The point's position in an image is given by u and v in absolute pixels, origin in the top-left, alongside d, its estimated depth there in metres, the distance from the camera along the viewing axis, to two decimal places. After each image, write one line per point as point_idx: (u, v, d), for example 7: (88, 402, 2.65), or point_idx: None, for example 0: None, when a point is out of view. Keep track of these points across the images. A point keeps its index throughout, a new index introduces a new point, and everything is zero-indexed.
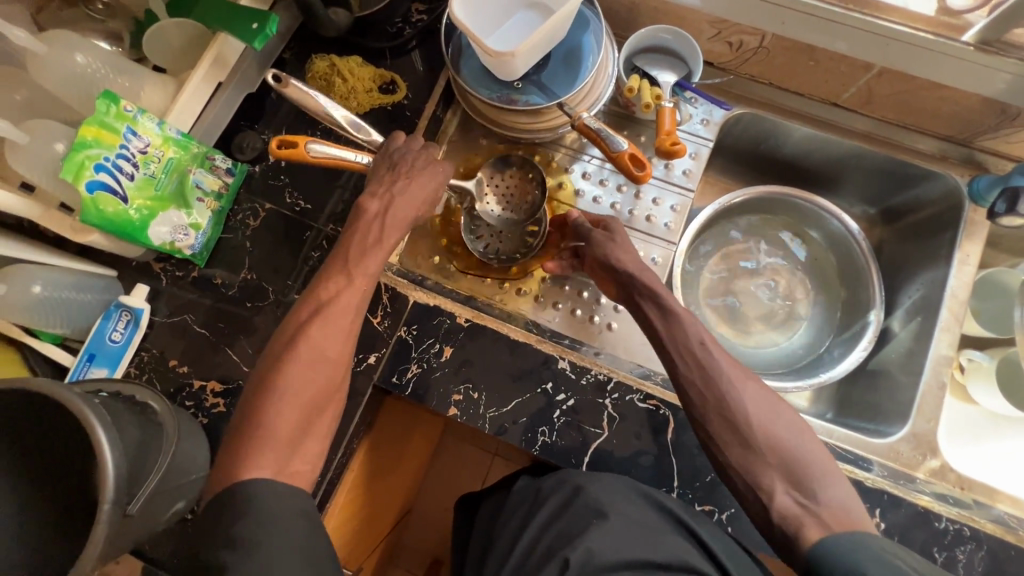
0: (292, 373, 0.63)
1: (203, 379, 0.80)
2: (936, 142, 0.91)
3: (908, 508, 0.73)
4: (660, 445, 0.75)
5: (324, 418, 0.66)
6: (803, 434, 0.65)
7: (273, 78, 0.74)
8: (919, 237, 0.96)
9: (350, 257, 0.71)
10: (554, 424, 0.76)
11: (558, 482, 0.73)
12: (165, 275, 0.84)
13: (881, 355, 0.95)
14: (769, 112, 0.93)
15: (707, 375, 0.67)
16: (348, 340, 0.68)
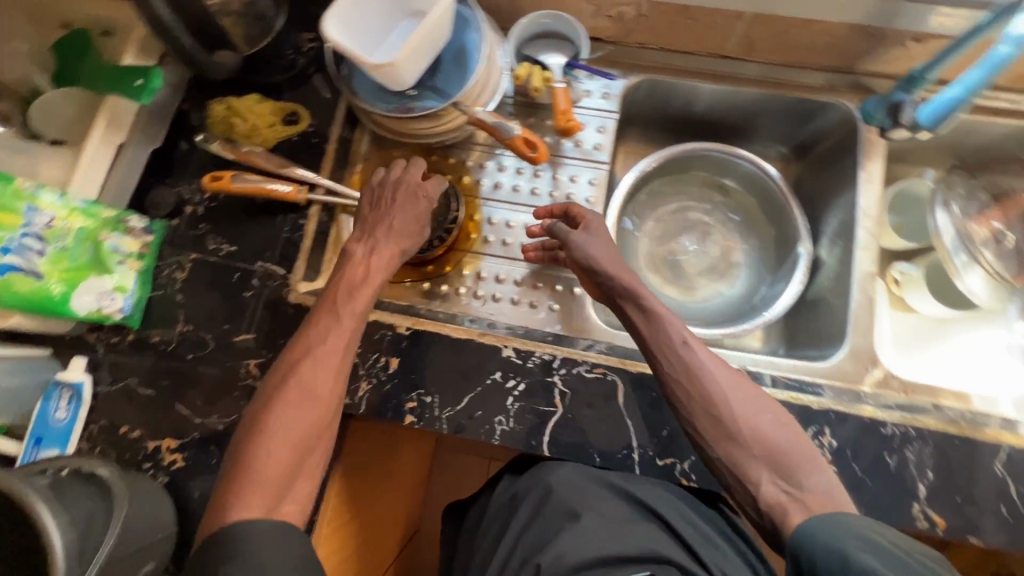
0: (285, 412, 0.66)
1: (158, 440, 0.79)
2: (825, 73, 0.95)
3: (855, 421, 0.77)
4: (615, 410, 0.77)
5: (315, 458, 0.66)
6: (786, 426, 0.67)
7: (201, 139, 0.86)
8: (829, 166, 1.00)
9: (339, 296, 0.73)
10: (510, 410, 0.77)
11: (539, 486, 0.78)
12: (103, 345, 0.83)
13: (816, 283, 0.99)
14: (665, 74, 0.97)
15: (691, 369, 0.69)
16: (340, 378, 0.69)
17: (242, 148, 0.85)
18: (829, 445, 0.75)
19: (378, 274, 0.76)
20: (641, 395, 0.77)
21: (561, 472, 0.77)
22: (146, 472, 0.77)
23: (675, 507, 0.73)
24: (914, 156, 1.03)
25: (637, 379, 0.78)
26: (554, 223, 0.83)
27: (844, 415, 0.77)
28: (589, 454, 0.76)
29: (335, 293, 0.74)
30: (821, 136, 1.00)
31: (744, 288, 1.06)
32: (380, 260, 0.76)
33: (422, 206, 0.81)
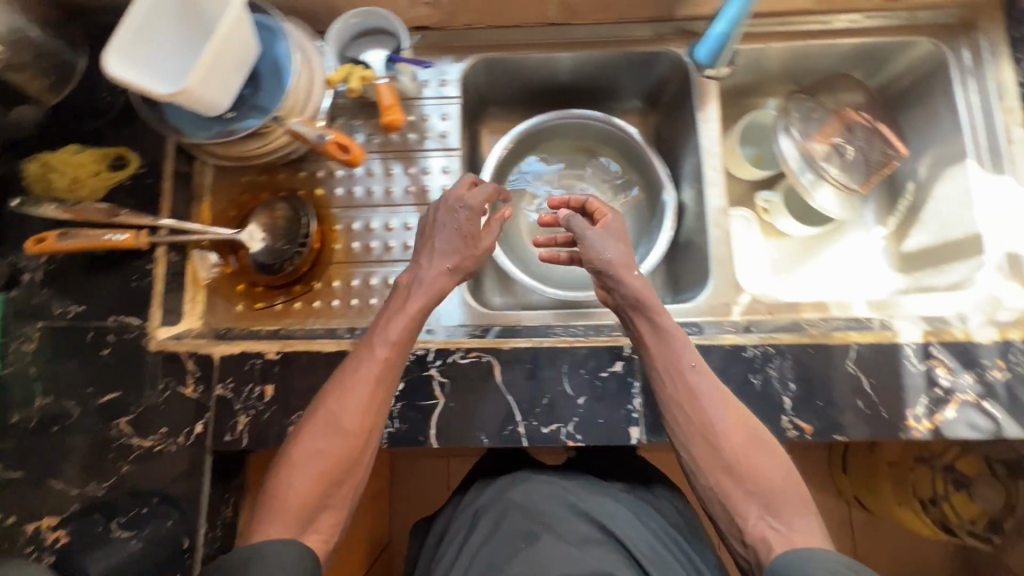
0: (313, 445, 0.67)
1: (23, 529, 0.73)
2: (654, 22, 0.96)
3: (720, 351, 0.80)
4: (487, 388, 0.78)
5: (345, 487, 0.67)
6: (788, 470, 0.68)
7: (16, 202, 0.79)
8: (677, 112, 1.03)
9: (374, 339, 0.71)
10: (393, 413, 0.77)
11: (481, 515, 0.83)
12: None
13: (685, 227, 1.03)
14: (500, 54, 0.98)
15: (695, 396, 0.71)
16: (373, 413, 0.69)
17: (66, 203, 0.80)
18: None
19: (412, 304, 0.73)
20: (517, 369, 0.79)
21: (511, 494, 0.83)
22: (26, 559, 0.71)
23: (611, 509, 0.81)
24: (755, 89, 1.08)
25: (512, 355, 0.80)
26: (569, 216, 0.79)
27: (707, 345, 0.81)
28: (474, 434, 0.78)
29: (376, 325, 0.72)
30: (666, 85, 1.03)
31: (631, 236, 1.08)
32: (408, 307, 0.72)
33: (479, 226, 0.76)
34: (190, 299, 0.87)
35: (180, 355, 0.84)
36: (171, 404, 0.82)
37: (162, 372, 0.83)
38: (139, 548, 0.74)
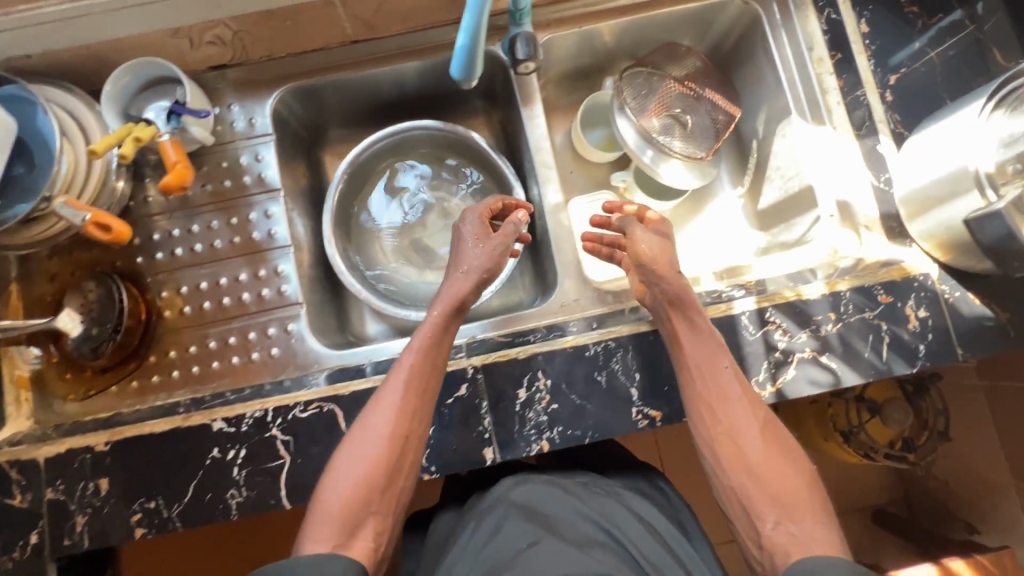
0: (361, 451, 0.64)
1: (46, 465, 0.70)
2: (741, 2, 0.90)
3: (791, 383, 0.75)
4: (542, 385, 0.73)
5: (393, 490, 0.64)
6: (812, 482, 0.62)
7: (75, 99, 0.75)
8: (761, 109, 0.96)
9: (431, 341, 0.71)
10: (443, 394, 0.73)
11: (582, 503, 0.72)
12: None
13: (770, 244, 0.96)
14: (574, 20, 0.93)
15: (734, 396, 0.67)
16: (413, 420, 0.67)
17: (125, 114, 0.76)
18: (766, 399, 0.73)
19: (432, 311, 0.73)
20: (576, 373, 0.73)
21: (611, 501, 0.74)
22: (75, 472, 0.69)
23: (619, 517, 0.71)
24: None
25: (572, 358, 0.74)
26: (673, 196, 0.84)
27: (783, 367, 0.74)
28: (526, 435, 0.72)
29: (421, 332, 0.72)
30: (735, 60, 0.99)
31: (712, 238, 1.02)
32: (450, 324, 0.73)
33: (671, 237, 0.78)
34: (238, 235, 0.83)
35: (231, 293, 0.82)
36: (217, 342, 0.81)
37: (207, 303, 0.82)
38: (162, 505, 0.69)
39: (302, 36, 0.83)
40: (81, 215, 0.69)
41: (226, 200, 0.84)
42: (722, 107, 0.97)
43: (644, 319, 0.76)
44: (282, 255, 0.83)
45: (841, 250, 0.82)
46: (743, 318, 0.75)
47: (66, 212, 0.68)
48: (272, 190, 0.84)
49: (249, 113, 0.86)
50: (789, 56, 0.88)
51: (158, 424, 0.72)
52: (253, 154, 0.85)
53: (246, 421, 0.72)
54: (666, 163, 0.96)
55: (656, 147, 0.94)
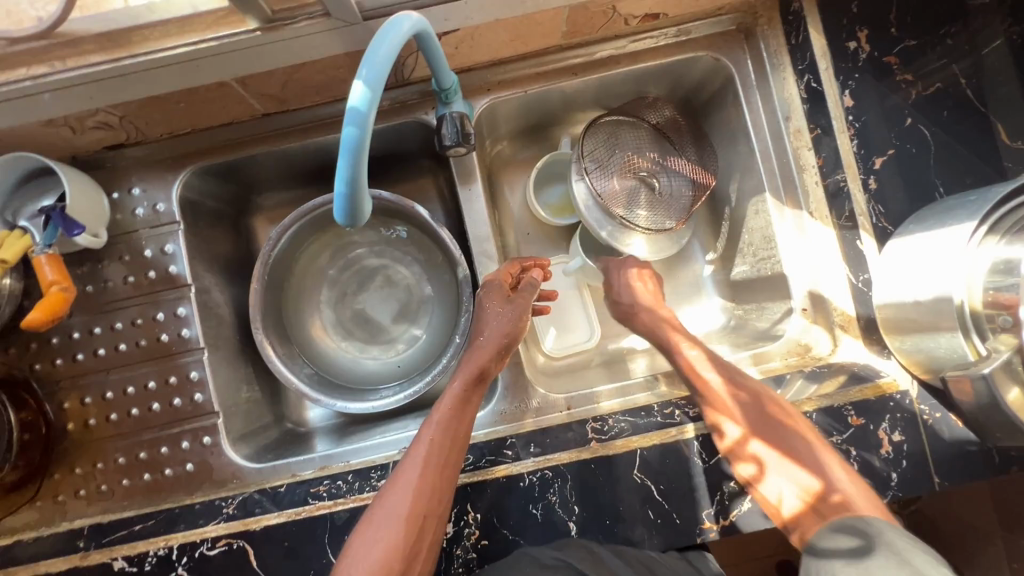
0: (381, 529, 0.60)
1: None
2: (712, 59, 0.78)
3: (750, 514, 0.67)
4: (471, 519, 0.67)
5: (411, 574, 0.59)
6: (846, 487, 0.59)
7: None
8: (732, 176, 0.86)
9: (450, 412, 0.69)
10: None
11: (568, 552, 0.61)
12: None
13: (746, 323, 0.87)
14: (520, 81, 0.80)
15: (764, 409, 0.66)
16: (432, 498, 0.63)
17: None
18: (715, 535, 0.66)
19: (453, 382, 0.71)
20: (509, 507, 0.67)
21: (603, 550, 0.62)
22: None
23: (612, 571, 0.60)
24: None
25: (504, 489, 0.67)
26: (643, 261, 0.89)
27: (738, 499, 0.66)
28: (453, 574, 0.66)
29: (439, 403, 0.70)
30: (707, 116, 0.88)
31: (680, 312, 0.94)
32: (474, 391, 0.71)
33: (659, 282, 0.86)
34: (146, 336, 0.76)
35: (141, 401, 0.76)
36: (126, 457, 0.75)
37: (115, 413, 0.75)
38: None
39: (203, 114, 0.72)
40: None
41: (131, 299, 0.76)
42: (697, 179, 0.86)
43: (585, 441, 0.69)
44: (196, 358, 0.76)
45: (814, 347, 0.75)
46: (694, 443, 0.68)
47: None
48: (181, 285, 0.77)
49: (152, 199, 0.77)
50: (764, 125, 0.77)
51: (56, 562, 0.67)
52: (160, 245, 0.77)
53: (149, 560, 0.66)
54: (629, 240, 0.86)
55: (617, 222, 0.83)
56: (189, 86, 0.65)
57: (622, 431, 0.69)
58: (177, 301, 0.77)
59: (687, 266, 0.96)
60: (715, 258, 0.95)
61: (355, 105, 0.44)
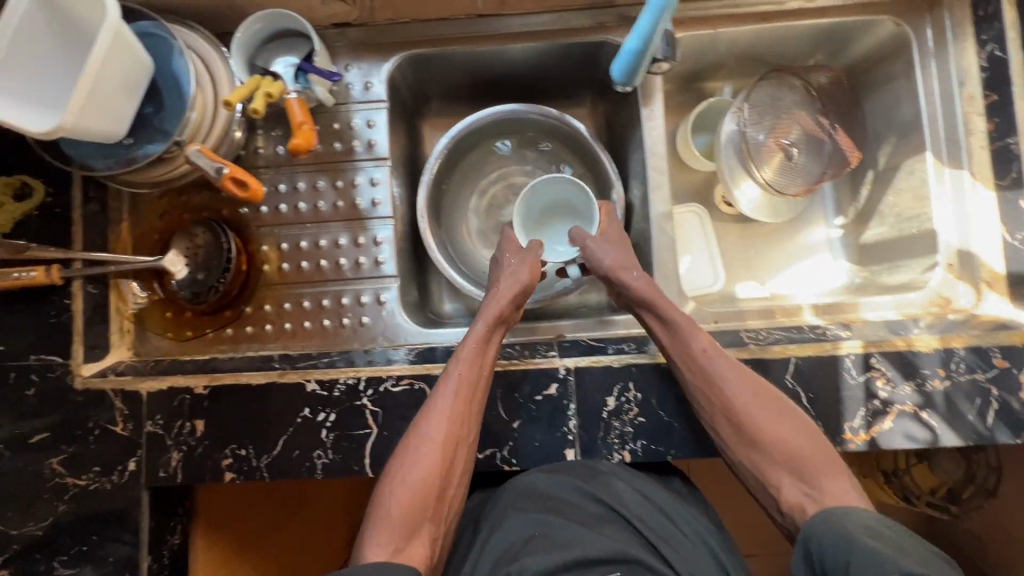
0: (413, 465, 0.66)
1: (148, 399, 0.73)
2: (894, 24, 0.84)
3: (893, 430, 0.72)
4: (632, 397, 0.73)
5: (446, 495, 0.67)
6: (810, 433, 0.67)
7: (203, 36, 0.74)
8: (886, 141, 0.91)
9: (471, 349, 0.72)
10: (532, 390, 0.73)
11: (596, 488, 0.68)
12: (84, 296, 0.76)
13: (877, 279, 0.93)
14: (712, 21, 0.87)
15: (733, 389, 0.68)
16: (461, 431, 0.68)
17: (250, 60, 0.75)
18: (856, 446, 0.71)
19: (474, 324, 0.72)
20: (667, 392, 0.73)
21: (622, 482, 0.70)
22: (180, 408, 0.73)
23: (624, 493, 0.69)
24: None
25: (664, 376, 0.73)
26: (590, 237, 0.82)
27: (880, 417, 0.72)
28: (609, 443, 0.72)
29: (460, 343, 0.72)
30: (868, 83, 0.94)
31: (796, 269, 1.02)
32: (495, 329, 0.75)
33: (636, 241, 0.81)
34: (342, 199, 0.83)
35: (328, 255, 0.83)
36: (310, 302, 0.82)
37: (305, 262, 0.82)
38: (252, 454, 0.72)
39: (434, 3, 0.80)
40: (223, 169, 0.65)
41: (333, 163, 0.83)
42: (843, 152, 0.94)
43: (743, 345, 0.75)
44: (381, 225, 0.83)
45: (955, 301, 0.80)
46: (848, 360, 0.73)
47: (200, 161, 0.65)
48: (380, 158, 0.83)
49: (365, 74, 0.84)
50: (936, 89, 0.83)
51: (256, 376, 0.74)
52: (366, 118, 0.84)
53: (339, 387, 0.73)
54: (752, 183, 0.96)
55: (754, 167, 0.93)
56: None
57: (778, 340, 0.75)
58: (372, 171, 0.84)
59: (814, 227, 1.02)
60: (845, 222, 1.01)
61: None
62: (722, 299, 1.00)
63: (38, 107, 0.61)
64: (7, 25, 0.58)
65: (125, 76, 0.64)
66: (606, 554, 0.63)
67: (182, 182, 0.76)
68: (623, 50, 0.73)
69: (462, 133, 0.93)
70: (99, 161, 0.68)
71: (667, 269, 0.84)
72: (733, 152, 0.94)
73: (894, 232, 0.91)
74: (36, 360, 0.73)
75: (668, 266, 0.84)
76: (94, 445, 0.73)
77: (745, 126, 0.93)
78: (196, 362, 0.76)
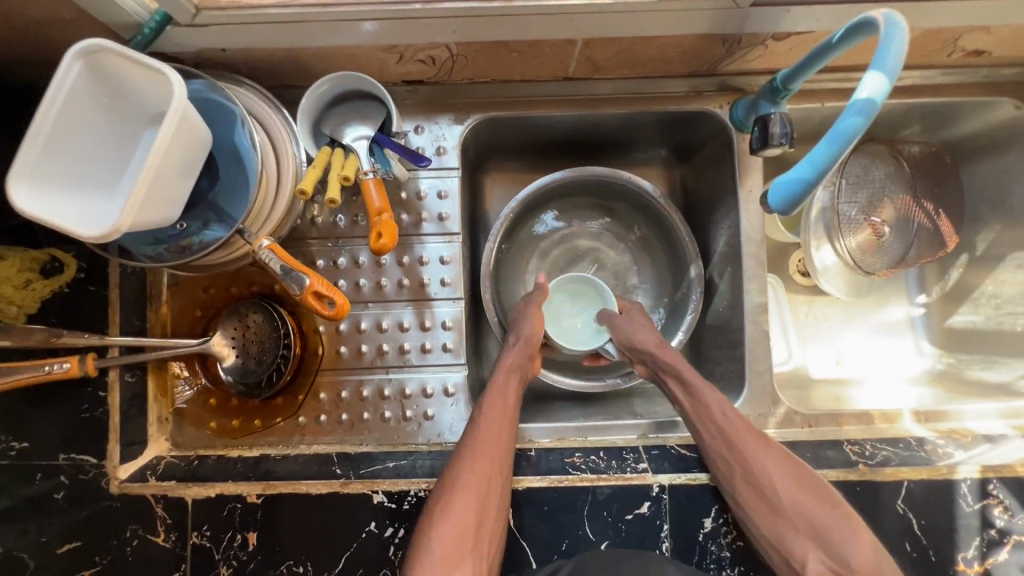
0: (450, 501, 0.61)
1: (194, 507, 0.66)
2: (1014, 106, 0.78)
3: (1008, 561, 0.66)
4: (731, 518, 0.67)
5: (485, 535, 0.61)
6: (844, 511, 0.60)
7: (267, 103, 0.66)
8: (987, 225, 0.85)
9: (497, 388, 0.71)
10: (622, 508, 0.66)
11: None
12: (120, 387, 0.68)
13: (967, 370, 0.87)
14: None
15: (757, 453, 0.64)
16: (497, 468, 0.64)
17: (308, 129, 0.66)
18: None
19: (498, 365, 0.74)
20: None
21: None
22: (231, 518, 0.65)
23: None
24: None
25: None
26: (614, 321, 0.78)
27: (996, 548, 0.66)
28: (705, 567, 0.66)
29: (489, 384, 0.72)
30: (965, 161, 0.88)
31: None
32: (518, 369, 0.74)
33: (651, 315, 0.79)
34: (408, 277, 0.75)
35: (390, 339, 0.75)
36: (370, 390, 0.74)
37: (366, 346, 0.74)
38: (311, 571, 0.65)
39: (520, 66, 0.71)
40: (301, 278, 0.56)
41: (399, 236, 0.75)
42: (941, 235, 0.87)
43: (850, 464, 0.69)
44: (449, 307, 0.75)
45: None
46: (963, 485, 0.67)
47: (271, 262, 0.57)
48: (450, 233, 0.76)
49: (437, 137, 0.76)
50: None
51: (317, 484, 0.66)
52: (437, 187, 0.76)
53: (408, 499, 0.66)
54: (834, 251, 0.89)
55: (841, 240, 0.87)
56: (542, 39, 0.64)
57: (888, 459, 0.69)
58: (440, 245, 0.75)
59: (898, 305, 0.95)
60: (929, 300, 0.93)
61: (872, 97, 0.43)
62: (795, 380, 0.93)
63: (82, 197, 0.53)
64: (51, 104, 0.50)
65: (181, 161, 0.56)
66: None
67: (236, 266, 0.67)
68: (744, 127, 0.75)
69: (524, 198, 0.84)
70: (145, 247, 0.61)
71: (758, 364, 0.77)
72: (822, 224, 0.88)
73: (991, 323, 0.85)
74: (67, 460, 0.65)
75: (759, 362, 0.77)
76: (130, 558, 0.65)
77: (838, 201, 0.86)
78: (247, 461, 0.70)
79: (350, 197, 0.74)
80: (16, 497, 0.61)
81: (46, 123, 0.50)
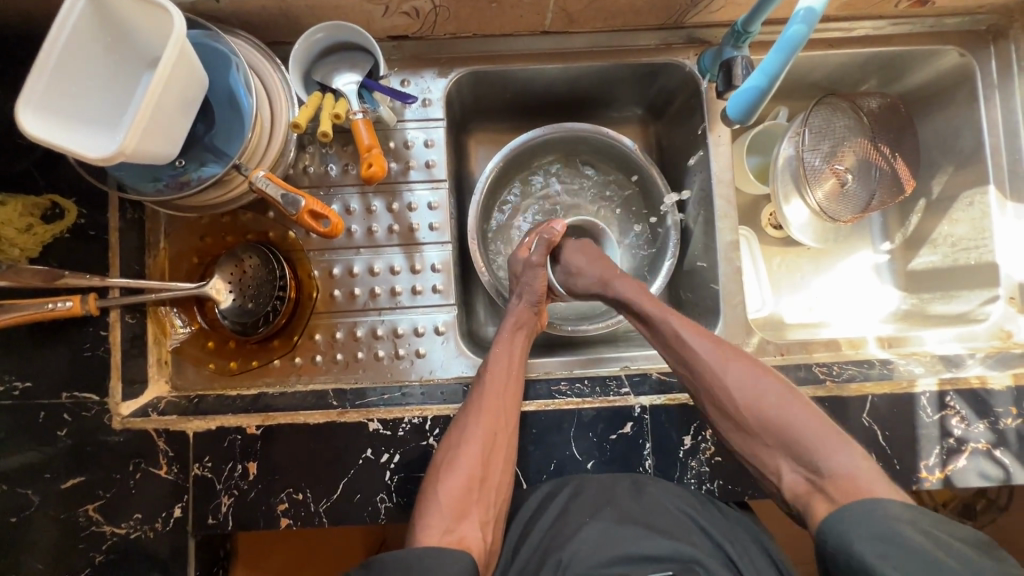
0: (457, 455, 0.66)
1: (195, 440, 0.68)
2: (958, 55, 0.85)
3: (965, 467, 0.71)
4: (709, 435, 0.70)
5: (491, 485, 0.66)
6: (800, 406, 0.62)
7: (261, 52, 0.70)
8: (941, 169, 0.91)
9: (499, 349, 0.74)
10: (606, 430, 0.70)
11: (679, 497, 0.66)
12: (122, 327, 0.71)
13: (931, 307, 0.92)
14: None
15: (718, 367, 0.66)
16: (503, 422, 0.68)
17: (293, 78, 0.69)
18: (933, 485, 0.70)
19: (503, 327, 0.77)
20: None
21: (714, 505, 0.67)
22: (232, 450, 0.68)
23: (710, 510, 0.67)
24: None
25: None
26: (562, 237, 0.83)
27: (955, 455, 0.71)
28: (686, 482, 0.70)
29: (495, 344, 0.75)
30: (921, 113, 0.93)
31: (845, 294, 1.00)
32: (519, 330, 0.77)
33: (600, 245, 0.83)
34: (398, 223, 0.78)
35: (380, 281, 0.78)
36: (364, 331, 0.77)
37: (358, 289, 0.78)
38: (310, 498, 0.68)
39: (499, 19, 0.76)
40: (296, 200, 0.64)
41: (388, 183, 0.79)
42: (900, 179, 0.92)
43: (819, 382, 0.74)
44: (437, 251, 0.79)
45: (1015, 335, 0.82)
46: (923, 398, 0.72)
47: (268, 189, 0.64)
48: (437, 180, 0.79)
49: (423, 89, 0.80)
50: (999, 122, 0.84)
51: (314, 415, 0.69)
52: (424, 137, 0.80)
53: (404, 426, 0.69)
54: (803, 202, 0.93)
55: (812, 187, 0.89)
56: None
57: (853, 377, 0.74)
58: (427, 191, 0.79)
59: (864, 252, 0.99)
60: (893, 246, 0.98)
61: (811, 7, 0.53)
62: (771, 324, 0.95)
63: (87, 128, 0.56)
64: (57, 37, 0.53)
65: (180, 97, 0.59)
66: (688, 560, 0.61)
67: (228, 206, 0.71)
68: (707, 76, 0.80)
69: (506, 155, 0.88)
70: (145, 185, 0.64)
71: (733, 298, 0.83)
72: (788, 173, 0.91)
73: (949, 260, 0.91)
74: (70, 399, 0.66)
75: (732, 297, 0.82)
76: (133, 490, 0.67)
77: (802, 150, 0.88)
78: (246, 398, 0.73)
79: (340, 146, 0.78)
80: (23, 430, 0.63)
81: (53, 55, 0.53)
